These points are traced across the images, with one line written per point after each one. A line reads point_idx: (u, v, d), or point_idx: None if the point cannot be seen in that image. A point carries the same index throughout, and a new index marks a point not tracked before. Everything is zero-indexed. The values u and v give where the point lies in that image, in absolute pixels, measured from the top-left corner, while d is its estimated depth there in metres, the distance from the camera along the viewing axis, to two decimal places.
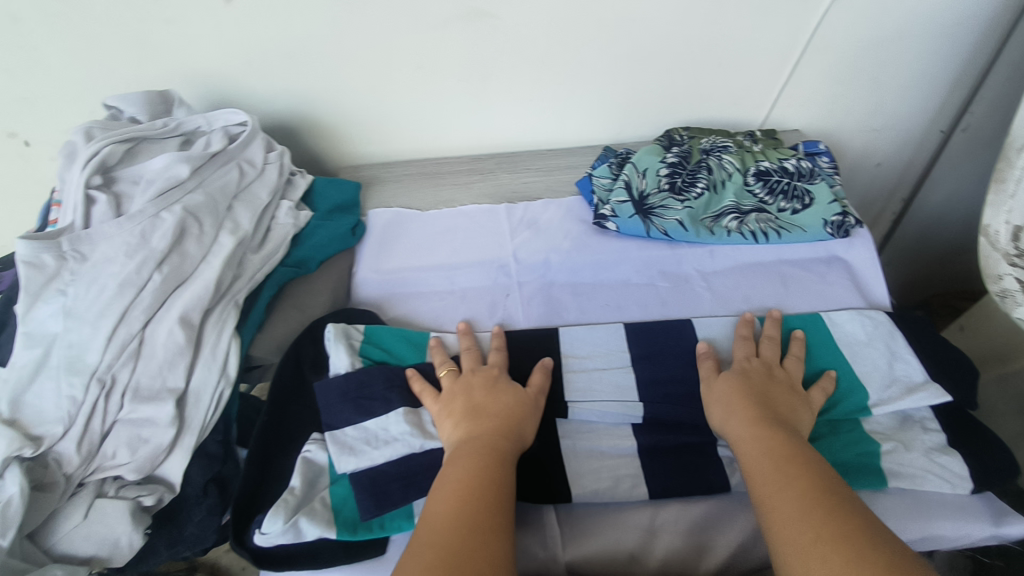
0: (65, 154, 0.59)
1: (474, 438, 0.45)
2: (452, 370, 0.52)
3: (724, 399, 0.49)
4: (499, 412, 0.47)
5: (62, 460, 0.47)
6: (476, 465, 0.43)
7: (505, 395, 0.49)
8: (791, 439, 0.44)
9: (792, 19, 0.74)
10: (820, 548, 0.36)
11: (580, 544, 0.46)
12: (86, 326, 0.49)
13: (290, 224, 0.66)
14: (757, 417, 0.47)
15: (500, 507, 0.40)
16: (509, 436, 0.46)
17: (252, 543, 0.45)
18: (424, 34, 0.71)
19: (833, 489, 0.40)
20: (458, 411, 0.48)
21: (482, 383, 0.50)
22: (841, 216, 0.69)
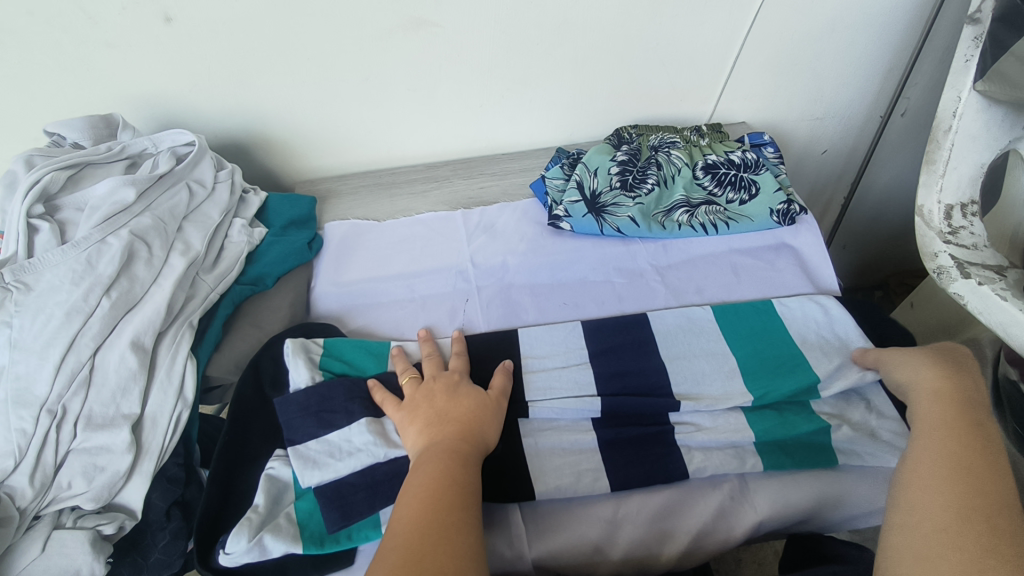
0: (6, 184, 0.58)
1: (446, 440, 0.46)
2: (413, 378, 0.52)
3: (912, 363, 0.49)
4: (462, 416, 0.48)
5: (15, 493, 0.46)
6: (443, 466, 0.43)
7: (466, 399, 0.49)
8: (971, 416, 0.44)
9: (728, 15, 0.76)
10: (942, 514, 0.37)
11: (545, 541, 0.47)
12: (34, 357, 0.49)
13: (244, 242, 0.67)
14: (960, 393, 0.46)
15: (466, 506, 0.41)
16: (469, 438, 0.46)
17: (217, 563, 0.46)
18: (370, 45, 0.71)
19: (987, 473, 0.39)
20: (420, 417, 0.48)
21: (443, 389, 0.50)
22: (786, 204, 0.70)
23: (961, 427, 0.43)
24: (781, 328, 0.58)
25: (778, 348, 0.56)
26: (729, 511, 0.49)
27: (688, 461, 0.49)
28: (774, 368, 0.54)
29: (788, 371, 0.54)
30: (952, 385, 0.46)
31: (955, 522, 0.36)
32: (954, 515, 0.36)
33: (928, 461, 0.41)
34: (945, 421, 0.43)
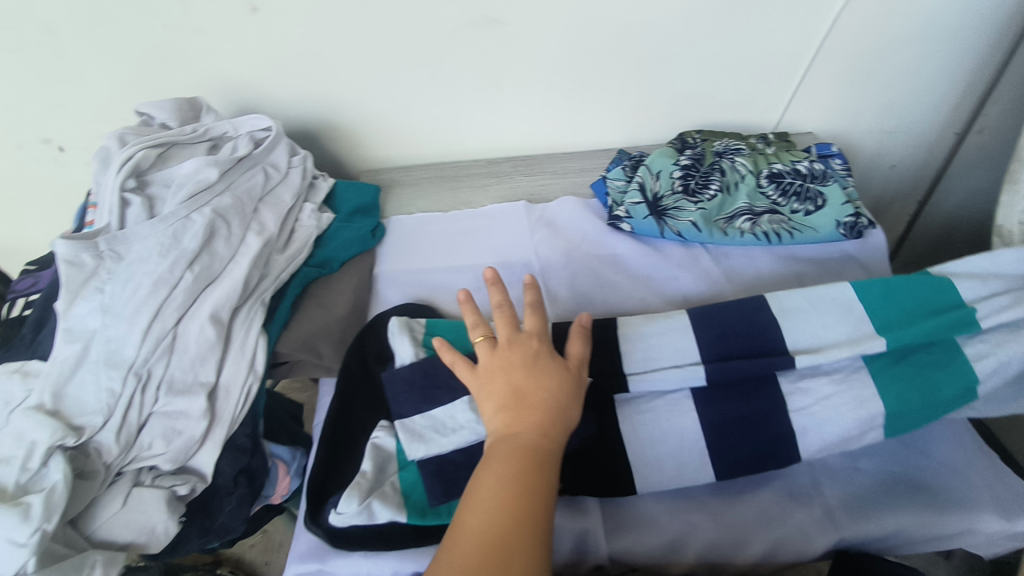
0: (100, 159, 0.61)
1: (523, 436, 0.43)
2: (487, 338, 0.49)
3: None
4: (542, 405, 0.44)
5: (102, 449, 0.48)
6: (516, 471, 0.41)
7: (547, 379, 0.46)
8: None
9: (802, 22, 0.75)
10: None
11: (624, 535, 0.50)
12: (123, 322, 0.52)
13: (313, 226, 0.69)
14: None
15: (534, 522, 0.39)
16: (548, 430, 0.44)
17: (325, 522, 0.50)
18: (441, 41, 0.73)
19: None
20: (497, 396, 0.45)
21: (521, 359, 0.47)
22: (853, 217, 0.69)
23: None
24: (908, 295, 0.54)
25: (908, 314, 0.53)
26: (811, 530, 0.50)
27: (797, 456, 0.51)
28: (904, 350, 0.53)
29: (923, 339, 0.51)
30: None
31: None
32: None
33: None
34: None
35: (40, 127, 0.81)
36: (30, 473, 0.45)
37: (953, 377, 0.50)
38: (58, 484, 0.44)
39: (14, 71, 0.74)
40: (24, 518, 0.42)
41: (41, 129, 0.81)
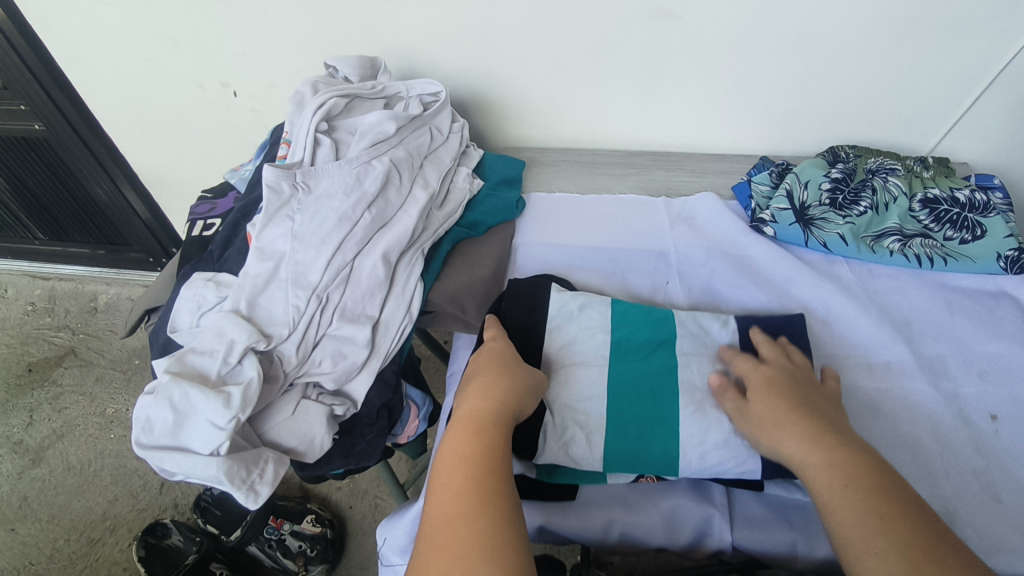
0: (296, 102, 0.67)
1: (475, 410, 0.44)
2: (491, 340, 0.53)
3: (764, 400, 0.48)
4: (490, 379, 0.47)
5: (283, 358, 0.53)
6: (465, 440, 0.42)
7: (507, 374, 0.48)
8: (838, 442, 0.44)
9: (983, 47, 0.73)
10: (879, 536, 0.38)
11: (748, 527, 0.50)
12: (311, 249, 0.56)
13: (466, 189, 0.73)
14: (796, 402, 0.47)
15: (487, 485, 0.39)
16: (499, 411, 0.44)
17: None
18: (609, 29, 0.75)
19: (881, 477, 0.41)
20: (479, 381, 0.47)
21: (489, 362, 0.49)
22: (1017, 251, 0.67)
23: (796, 415, 0.46)
24: (648, 312, 0.57)
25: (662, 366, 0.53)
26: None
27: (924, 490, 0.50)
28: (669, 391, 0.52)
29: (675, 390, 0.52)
30: (782, 376, 0.50)
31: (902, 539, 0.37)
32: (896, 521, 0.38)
33: (820, 453, 0.43)
34: (781, 402, 0.47)
35: (223, 73, 0.90)
36: (229, 366, 0.49)
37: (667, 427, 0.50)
38: (253, 380, 0.49)
39: (215, 17, 0.81)
40: (226, 404, 0.46)
41: (223, 75, 0.90)
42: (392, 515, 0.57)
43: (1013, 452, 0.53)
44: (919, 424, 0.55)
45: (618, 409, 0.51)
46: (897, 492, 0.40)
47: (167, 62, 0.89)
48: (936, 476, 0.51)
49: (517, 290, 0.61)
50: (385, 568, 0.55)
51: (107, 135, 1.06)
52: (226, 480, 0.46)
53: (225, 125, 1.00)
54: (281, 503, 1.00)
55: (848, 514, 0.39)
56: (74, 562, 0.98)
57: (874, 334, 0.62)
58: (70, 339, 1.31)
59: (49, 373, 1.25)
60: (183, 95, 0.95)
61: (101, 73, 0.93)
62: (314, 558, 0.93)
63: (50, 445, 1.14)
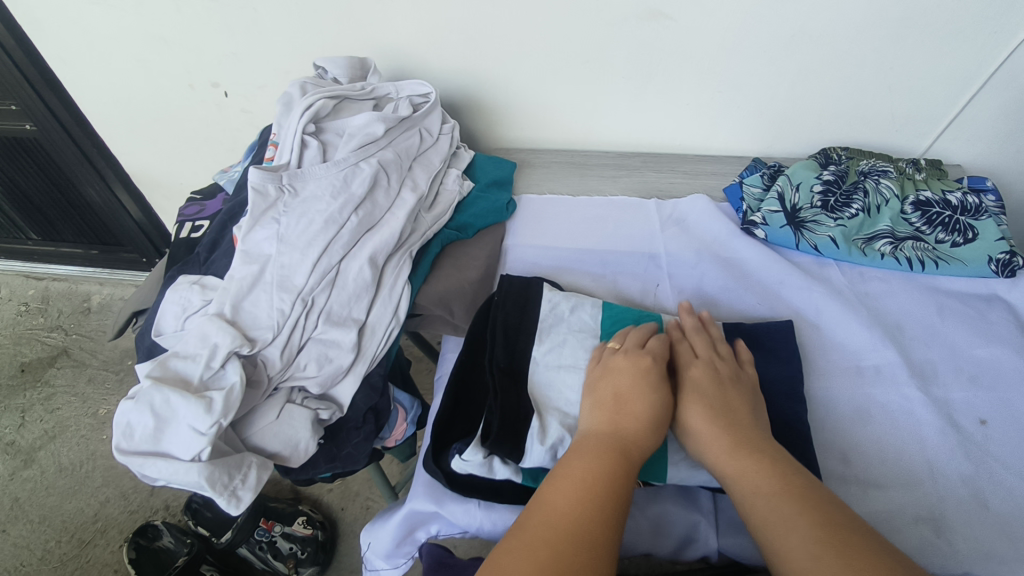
0: (284, 103, 0.66)
1: (616, 435, 0.44)
2: (615, 349, 0.52)
3: (694, 397, 0.48)
4: (645, 423, 0.45)
5: (267, 362, 0.53)
6: (601, 461, 0.42)
7: (652, 401, 0.47)
8: (764, 451, 0.44)
9: (976, 48, 0.73)
10: (809, 545, 0.37)
11: (733, 533, 0.50)
12: (296, 252, 0.56)
13: (456, 191, 0.72)
14: (722, 407, 0.47)
15: (610, 512, 0.39)
16: (637, 441, 0.44)
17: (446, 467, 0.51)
18: (600, 29, 0.75)
19: (808, 488, 0.41)
20: (602, 399, 0.48)
21: (630, 370, 0.49)
22: (1008, 254, 0.67)
23: (722, 421, 0.46)
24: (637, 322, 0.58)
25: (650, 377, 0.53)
26: (927, 548, 0.47)
27: (912, 495, 0.50)
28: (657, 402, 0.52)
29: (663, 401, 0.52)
30: (707, 375, 0.50)
31: (834, 545, 0.37)
32: (826, 529, 0.38)
33: (744, 463, 0.43)
34: (710, 406, 0.47)
35: (213, 73, 0.89)
36: (211, 371, 0.49)
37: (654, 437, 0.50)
38: (236, 386, 0.48)
39: (205, 17, 0.81)
40: (208, 409, 0.46)
41: (213, 75, 0.90)
42: (375, 520, 0.56)
43: (1003, 457, 0.52)
44: (907, 429, 0.54)
45: None
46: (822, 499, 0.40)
47: (157, 63, 0.89)
48: (925, 482, 0.51)
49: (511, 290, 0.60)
50: (370, 571, 0.56)
51: (99, 135, 1.06)
52: (206, 486, 0.46)
53: (216, 126, 0.99)
54: (272, 506, 1.00)
55: (773, 519, 0.40)
56: (64, 564, 0.97)
57: (865, 337, 0.61)
58: (63, 339, 1.31)
59: (41, 374, 1.24)
60: (173, 96, 0.94)
61: (90, 73, 0.92)
62: (305, 561, 0.93)
63: (42, 446, 1.13)
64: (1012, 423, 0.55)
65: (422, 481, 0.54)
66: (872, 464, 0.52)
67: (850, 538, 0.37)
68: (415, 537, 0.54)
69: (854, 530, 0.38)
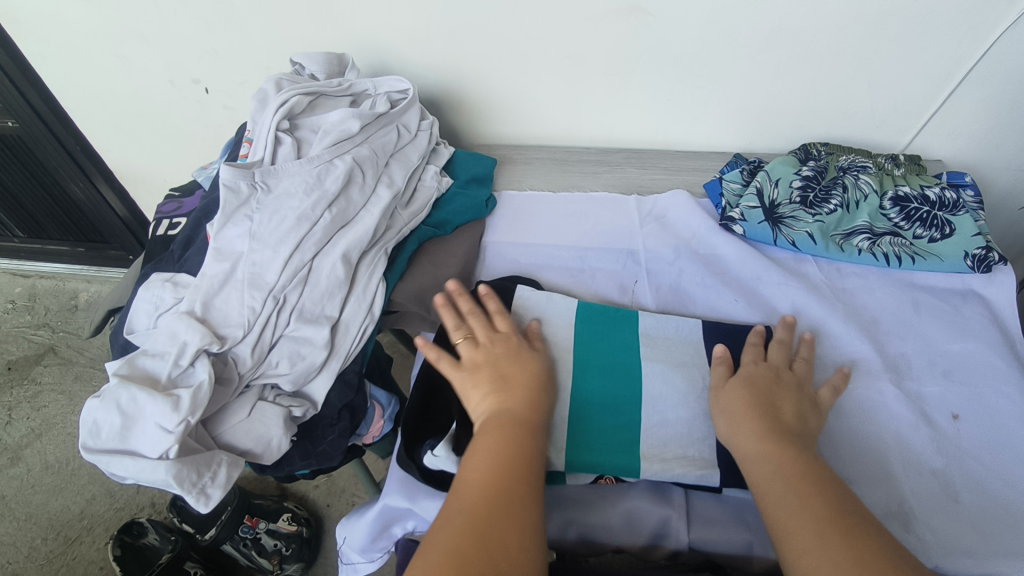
0: (259, 100, 0.66)
1: (510, 409, 0.47)
2: (469, 340, 0.54)
3: (743, 388, 0.50)
4: (529, 394, 0.48)
5: (238, 359, 0.53)
6: (504, 434, 0.44)
7: (529, 374, 0.50)
8: (792, 442, 0.45)
9: (955, 43, 0.72)
10: (817, 525, 0.39)
11: (705, 526, 0.49)
12: (268, 249, 0.55)
13: (434, 187, 0.72)
14: (764, 401, 0.48)
15: (522, 479, 0.42)
16: (530, 409, 0.47)
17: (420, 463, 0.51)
18: (579, 26, 0.74)
19: (818, 475, 0.42)
20: (483, 382, 0.49)
21: (501, 352, 0.52)
22: (984, 249, 0.66)
23: (759, 411, 0.47)
24: (613, 317, 0.58)
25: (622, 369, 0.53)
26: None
27: (882, 491, 0.50)
28: (629, 395, 0.52)
29: (636, 393, 0.52)
30: (766, 375, 0.51)
31: (840, 529, 0.38)
32: (825, 511, 0.39)
33: (769, 448, 0.45)
34: (752, 398, 0.49)
35: (193, 70, 0.89)
36: (180, 369, 0.49)
37: (624, 431, 0.50)
38: (204, 384, 0.48)
39: (183, 13, 0.80)
40: (175, 407, 0.46)
41: (193, 72, 0.89)
42: (352, 513, 0.56)
43: (975, 452, 0.52)
44: (879, 423, 0.54)
45: (582, 414, 0.51)
46: (835, 491, 0.41)
47: (136, 59, 0.88)
48: (895, 476, 0.51)
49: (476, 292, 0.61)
50: (347, 564, 0.56)
51: (82, 132, 1.05)
52: (175, 483, 0.46)
53: (199, 122, 0.99)
54: (257, 502, 0.99)
55: (785, 504, 0.41)
56: (50, 562, 0.98)
57: (840, 332, 0.61)
58: (49, 337, 1.31)
59: (27, 372, 1.24)
60: (155, 92, 0.94)
61: (71, 71, 0.92)
62: (289, 557, 0.94)
63: (28, 444, 1.13)
64: (985, 418, 0.55)
65: (394, 477, 0.53)
66: (842, 460, 0.52)
67: (857, 526, 0.39)
68: (391, 532, 0.53)
69: (856, 519, 0.39)
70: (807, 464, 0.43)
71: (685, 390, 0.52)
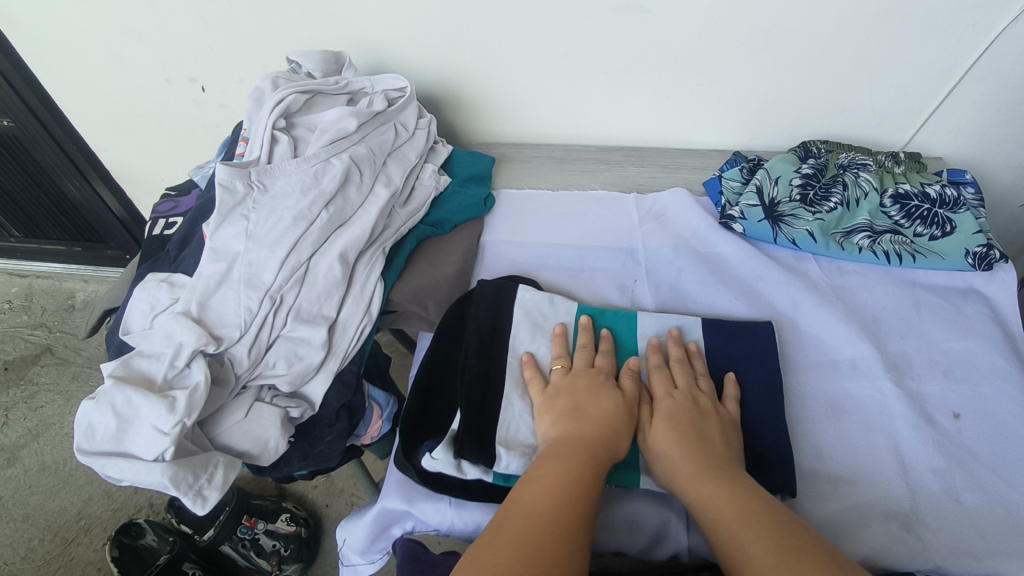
0: (255, 98, 0.65)
1: (577, 439, 0.45)
2: (563, 367, 0.53)
3: (669, 426, 0.48)
4: (603, 431, 0.47)
5: (235, 360, 0.52)
6: (565, 462, 0.43)
7: (608, 410, 0.48)
8: (732, 476, 0.44)
9: (956, 40, 0.72)
10: (766, 558, 0.37)
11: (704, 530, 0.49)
12: (264, 249, 0.55)
13: (432, 186, 0.72)
14: (691, 436, 0.47)
15: (578, 510, 0.40)
16: (603, 445, 0.46)
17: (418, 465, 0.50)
18: (578, 23, 0.74)
19: (764, 504, 0.41)
20: (557, 409, 0.48)
21: (586, 385, 0.50)
22: (985, 248, 0.66)
23: (690, 448, 0.46)
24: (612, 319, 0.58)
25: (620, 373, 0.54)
26: (897, 543, 0.46)
27: (884, 491, 0.50)
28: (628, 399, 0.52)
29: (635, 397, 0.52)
30: (683, 406, 0.49)
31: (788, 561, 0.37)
32: (779, 543, 0.38)
33: (705, 487, 0.43)
34: (681, 435, 0.47)
35: (189, 68, 0.88)
36: (175, 370, 0.49)
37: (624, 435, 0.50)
38: (200, 385, 0.48)
39: (178, 11, 0.79)
40: (171, 409, 0.46)
41: (189, 70, 0.89)
42: (351, 515, 0.55)
43: (976, 451, 0.52)
44: (880, 423, 0.54)
45: None
46: (784, 521, 0.40)
47: (132, 57, 0.87)
48: (897, 476, 0.50)
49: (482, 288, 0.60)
50: (346, 566, 0.55)
51: (77, 131, 1.05)
52: (171, 486, 0.45)
53: (195, 120, 0.99)
54: (256, 502, 0.99)
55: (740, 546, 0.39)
56: (48, 563, 0.97)
57: (841, 331, 0.61)
58: (46, 337, 1.30)
59: (24, 372, 1.24)
60: (151, 91, 0.93)
61: (66, 69, 0.91)
62: (288, 558, 0.94)
63: (25, 445, 1.13)
64: (986, 417, 0.55)
65: (394, 478, 0.53)
66: (842, 460, 0.52)
67: (804, 554, 0.37)
68: (389, 534, 0.53)
69: (810, 546, 0.38)
70: (751, 496, 0.42)
71: None
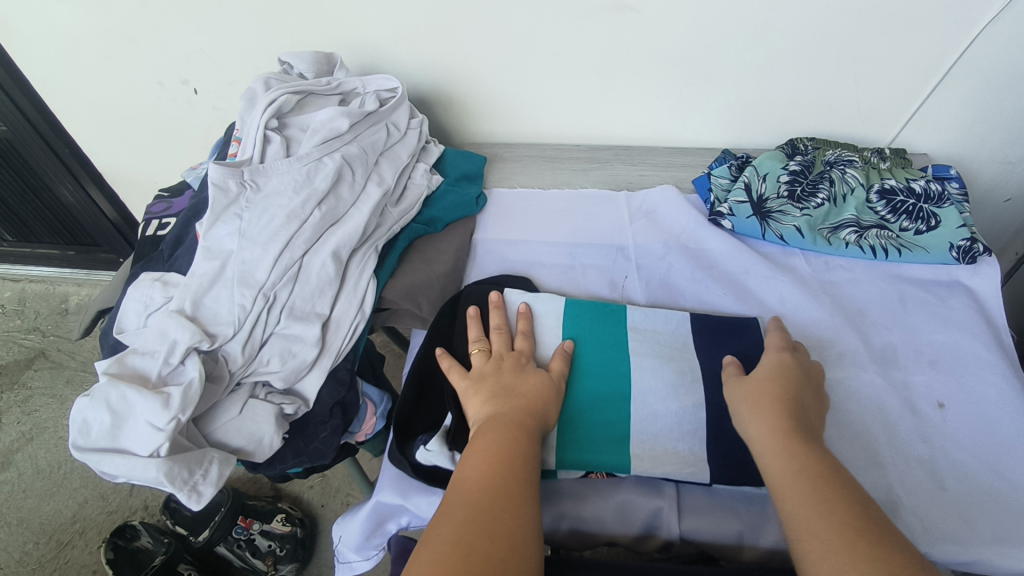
0: (247, 99, 0.66)
1: (506, 414, 0.46)
2: (483, 351, 0.53)
3: (761, 383, 0.49)
4: (529, 403, 0.48)
5: (229, 357, 0.53)
6: (500, 435, 0.44)
7: (533, 387, 0.49)
8: (807, 434, 0.45)
9: (940, 37, 0.73)
10: (823, 516, 0.38)
11: (696, 520, 0.49)
12: (258, 247, 0.55)
13: (424, 185, 0.73)
14: (782, 394, 0.48)
15: (520, 481, 0.41)
16: (534, 417, 0.47)
17: (412, 458, 0.50)
18: (568, 23, 0.75)
19: (829, 463, 0.42)
20: (486, 389, 0.49)
21: (511, 366, 0.51)
22: (969, 241, 0.67)
23: (777, 403, 0.47)
24: (602, 313, 0.58)
25: (610, 366, 0.54)
26: None
27: (870, 481, 0.50)
28: (618, 392, 0.52)
29: (625, 388, 0.52)
30: (781, 370, 0.50)
31: (843, 520, 0.38)
32: (838, 500, 0.39)
33: (782, 458, 0.43)
34: (766, 393, 0.48)
35: (182, 71, 0.89)
36: (170, 367, 0.49)
37: (615, 427, 0.50)
38: (194, 381, 0.48)
39: (170, 14, 0.80)
40: (165, 405, 0.46)
41: (182, 72, 0.89)
42: (346, 512, 0.56)
43: (960, 441, 0.53)
44: (867, 414, 0.55)
45: (575, 413, 0.51)
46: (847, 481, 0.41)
47: (124, 60, 0.88)
48: (884, 465, 0.51)
49: (472, 291, 0.62)
50: (342, 563, 0.56)
51: (70, 134, 1.05)
52: (166, 481, 0.46)
53: (188, 123, 0.99)
54: (251, 503, 0.99)
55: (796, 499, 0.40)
56: (43, 566, 0.97)
57: (828, 325, 0.62)
58: (40, 341, 1.30)
59: (17, 377, 1.23)
60: (143, 93, 0.93)
61: (59, 73, 0.91)
62: (284, 558, 0.94)
63: (19, 449, 1.12)
64: (971, 408, 0.55)
65: (388, 474, 0.53)
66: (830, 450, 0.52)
67: (859, 512, 0.39)
68: (385, 529, 0.54)
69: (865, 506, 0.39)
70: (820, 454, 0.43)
71: (675, 382, 0.53)
